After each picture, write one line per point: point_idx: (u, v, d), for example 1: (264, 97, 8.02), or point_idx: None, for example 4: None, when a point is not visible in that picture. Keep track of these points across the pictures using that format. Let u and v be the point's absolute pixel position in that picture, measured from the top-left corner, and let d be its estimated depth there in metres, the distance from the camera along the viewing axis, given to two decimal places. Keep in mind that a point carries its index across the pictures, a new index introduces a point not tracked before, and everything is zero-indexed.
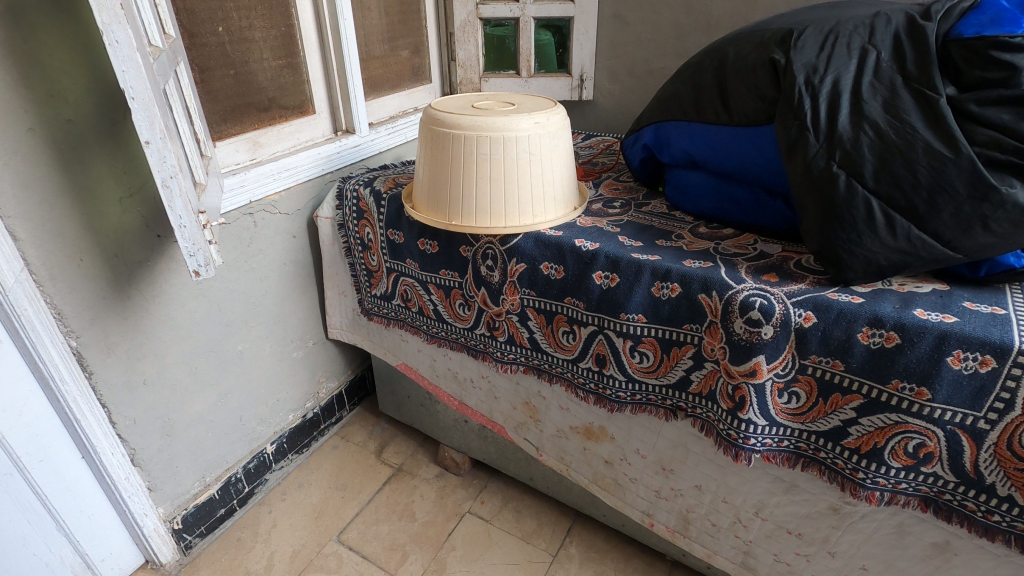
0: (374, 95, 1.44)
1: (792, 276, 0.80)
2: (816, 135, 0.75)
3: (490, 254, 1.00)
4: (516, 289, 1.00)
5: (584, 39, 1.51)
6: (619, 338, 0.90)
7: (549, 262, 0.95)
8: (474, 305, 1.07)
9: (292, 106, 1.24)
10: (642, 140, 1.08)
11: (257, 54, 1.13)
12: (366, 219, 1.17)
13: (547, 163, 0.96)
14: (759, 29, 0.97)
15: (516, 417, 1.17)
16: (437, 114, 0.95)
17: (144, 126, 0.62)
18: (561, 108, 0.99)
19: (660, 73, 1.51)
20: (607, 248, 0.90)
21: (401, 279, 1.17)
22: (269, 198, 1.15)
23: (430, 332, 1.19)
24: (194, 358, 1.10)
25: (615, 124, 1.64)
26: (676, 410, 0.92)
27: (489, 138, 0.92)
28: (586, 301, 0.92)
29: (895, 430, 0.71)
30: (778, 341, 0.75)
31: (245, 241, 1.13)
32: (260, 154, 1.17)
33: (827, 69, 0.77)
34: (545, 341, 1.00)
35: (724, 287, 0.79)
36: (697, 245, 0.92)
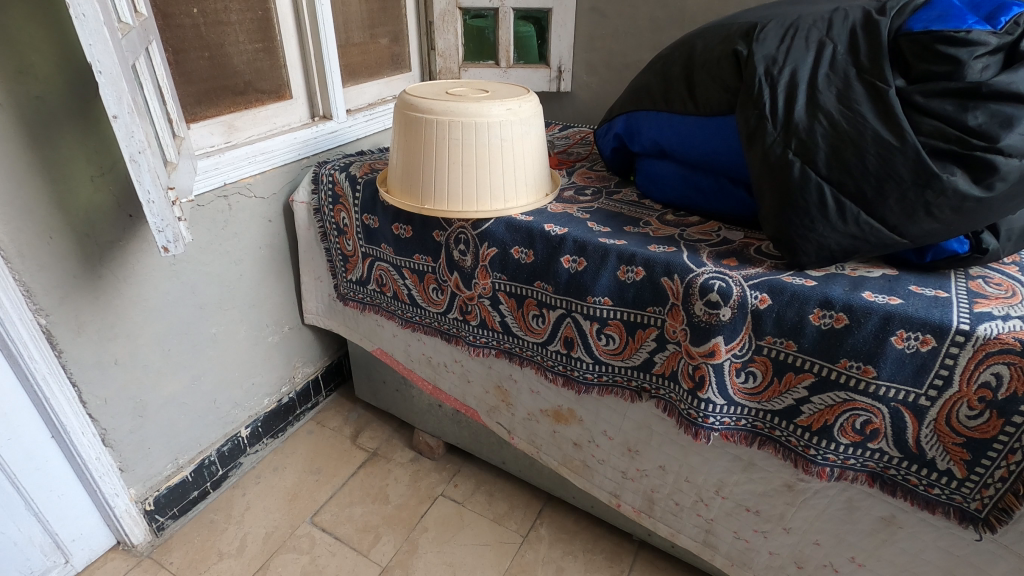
0: (353, 82, 1.44)
1: (750, 261, 0.83)
2: (774, 125, 0.78)
3: (463, 238, 1.02)
4: (487, 273, 1.01)
5: (562, 30, 1.54)
6: (586, 320, 0.93)
7: (519, 246, 0.96)
8: (448, 289, 1.09)
9: (268, 90, 1.24)
10: (613, 130, 1.10)
11: (233, 37, 1.13)
12: (342, 204, 1.18)
13: (518, 150, 0.97)
14: (726, 23, 1.00)
15: (488, 401, 1.19)
16: (411, 100, 0.97)
17: (112, 101, 0.62)
18: (534, 96, 1.00)
19: (636, 66, 1.53)
20: (575, 233, 0.92)
21: (376, 263, 1.18)
22: (244, 181, 1.16)
23: (404, 317, 1.21)
24: (167, 340, 1.10)
25: (592, 116, 1.66)
26: (641, 392, 0.94)
27: (462, 124, 0.93)
28: (555, 284, 0.94)
29: (843, 407, 0.75)
30: (735, 322, 0.78)
31: (218, 224, 1.13)
32: (235, 137, 1.18)
33: (786, 61, 0.80)
34: (516, 324, 1.03)
35: (686, 270, 0.82)
36: (663, 232, 0.94)
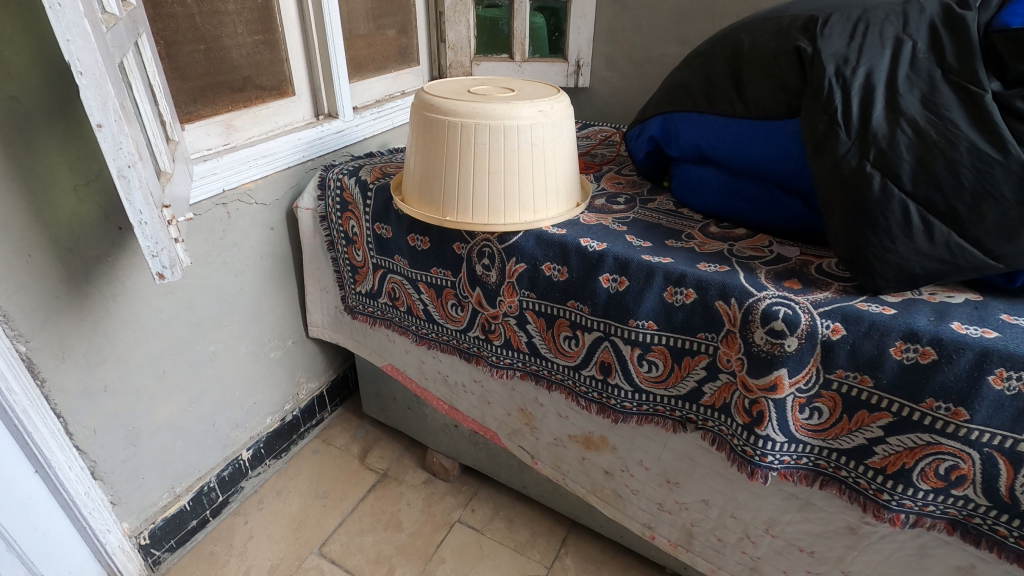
0: (358, 76, 1.34)
1: (815, 283, 0.75)
2: (847, 133, 0.69)
3: (487, 252, 0.93)
4: (514, 290, 0.93)
5: (581, 22, 1.44)
6: (626, 345, 0.84)
7: (552, 262, 0.88)
8: (468, 306, 1.00)
9: (270, 86, 1.14)
10: (648, 132, 1.01)
11: (230, 28, 1.03)
12: (351, 212, 1.09)
13: (550, 155, 0.88)
14: (775, 15, 0.91)
15: (510, 424, 1.11)
16: (430, 100, 0.87)
17: (96, 107, 0.53)
18: (565, 96, 0.91)
19: (660, 61, 1.43)
20: (615, 249, 0.83)
21: (389, 276, 1.09)
22: (244, 187, 1.06)
23: (419, 333, 1.12)
24: (161, 361, 1.01)
25: (611, 114, 1.56)
26: (685, 422, 0.86)
27: (489, 128, 0.84)
28: (592, 305, 0.85)
29: (925, 451, 0.67)
30: (802, 354, 0.70)
31: (217, 233, 1.04)
32: (233, 138, 1.08)
33: (859, 59, 0.71)
34: (545, 346, 0.94)
35: (744, 294, 0.73)
36: (710, 247, 0.86)
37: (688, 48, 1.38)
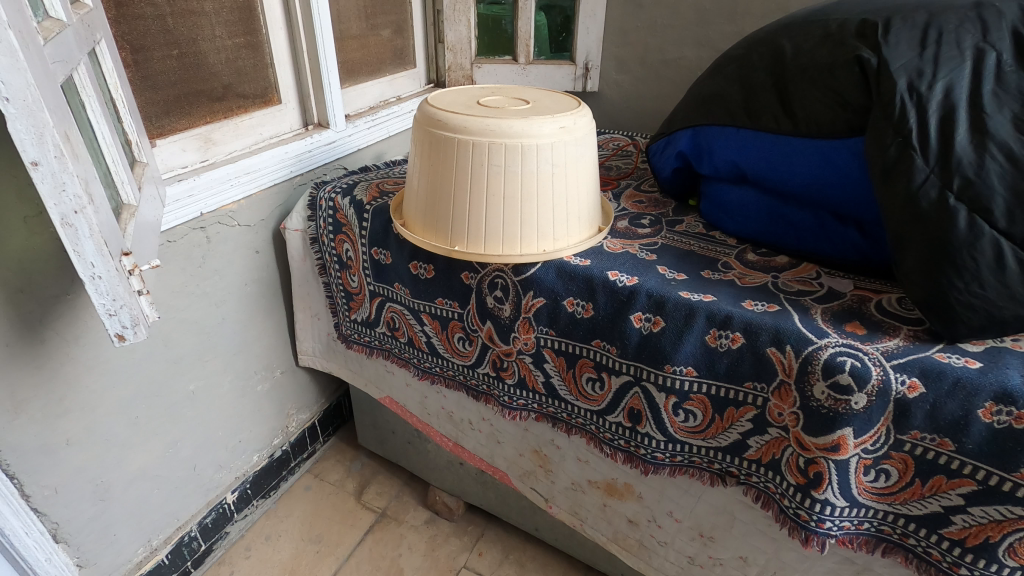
0: (351, 81, 1.23)
1: (880, 327, 0.66)
2: (925, 159, 0.60)
3: (500, 284, 0.83)
4: (531, 327, 0.83)
5: (591, 22, 1.34)
6: (660, 393, 0.75)
7: (575, 297, 0.78)
8: (478, 341, 0.90)
9: (253, 94, 1.03)
10: (675, 147, 0.92)
11: (208, 31, 0.92)
12: (345, 234, 0.98)
13: (571, 177, 0.78)
14: (818, 17, 0.83)
15: (522, 465, 1.01)
16: (436, 115, 0.77)
17: (29, 141, 0.42)
18: (586, 109, 0.81)
19: (676, 64, 1.34)
20: (648, 285, 0.74)
21: (388, 305, 0.99)
22: (225, 209, 0.95)
23: (421, 367, 1.02)
24: (133, 406, 0.90)
25: (621, 121, 1.47)
26: (725, 476, 0.77)
27: (504, 147, 0.74)
28: (621, 346, 0.76)
29: (1016, 525, 0.58)
30: (871, 412, 0.61)
31: (195, 260, 0.93)
32: (213, 153, 0.97)
33: (936, 74, 0.62)
34: (565, 387, 0.85)
35: (802, 342, 0.64)
36: (752, 280, 0.77)
37: (707, 50, 1.29)
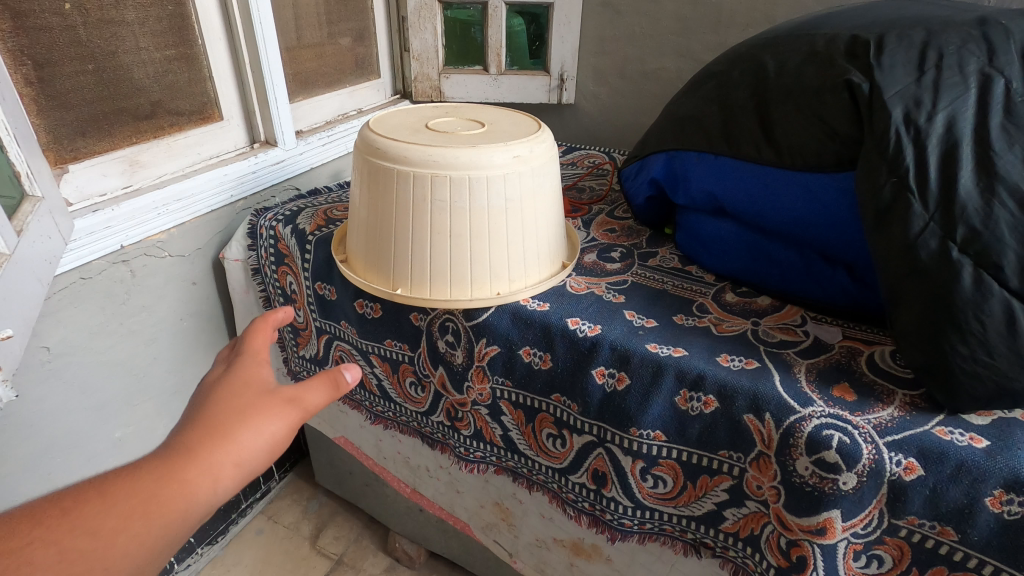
0: (305, 94, 1.14)
1: (871, 390, 0.57)
2: (924, 203, 0.52)
3: (451, 328, 0.75)
4: (485, 377, 0.74)
5: (566, 30, 1.25)
6: (626, 457, 0.66)
7: (532, 347, 0.69)
8: (430, 387, 0.82)
9: (190, 111, 0.94)
10: (649, 173, 0.83)
11: (131, 42, 0.82)
12: (288, 266, 0.89)
13: (529, 210, 0.70)
14: (804, 33, 0.75)
15: (483, 518, 0.92)
16: (376, 142, 0.68)
17: None
18: (546, 134, 0.73)
19: (656, 75, 1.25)
20: (612, 335, 0.65)
21: (335, 344, 0.90)
22: (152, 239, 0.86)
23: (374, 410, 0.93)
24: (45, 461, 0.81)
25: (599, 135, 1.38)
26: (699, 547, 0.69)
27: (450, 180, 0.65)
28: (583, 404, 0.67)
29: None
30: (862, 495, 0.53)
31: (116, 297, 0.84)
32: (138, 178, 0.88)
33: (937, 103, 0.54)
34: (524, 442, 0.76)
35: (783, 409, 0.56)
36: (730, 328, 0.69)
37: (688, 62, 1.21)
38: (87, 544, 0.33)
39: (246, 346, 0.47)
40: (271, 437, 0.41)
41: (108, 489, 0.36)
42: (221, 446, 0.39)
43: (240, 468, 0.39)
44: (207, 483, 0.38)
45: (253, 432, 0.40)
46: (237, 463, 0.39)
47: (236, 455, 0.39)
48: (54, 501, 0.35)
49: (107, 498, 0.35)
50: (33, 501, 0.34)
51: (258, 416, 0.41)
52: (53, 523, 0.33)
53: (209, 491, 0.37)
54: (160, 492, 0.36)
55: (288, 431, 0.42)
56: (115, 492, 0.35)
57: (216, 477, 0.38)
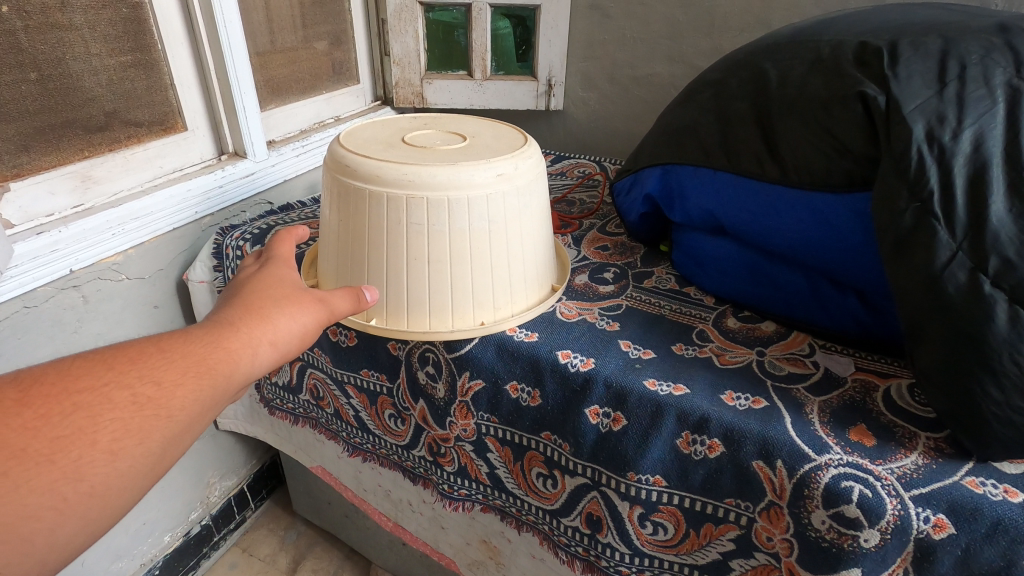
0: (278, 101, 1.07)
1: (891, 433, 0.52)
2: (951, 231, 0.47)
3: (431, 359, 0.69)
4: (469, 412, 0.68)
5: (553, 33, 1.20)
6: (623, 502, 0.61)
7: (519, 382, 0.64)
8: (411, 420, 0.76)
9: (149, 121, 0.87)
10: (643, 188, 0.78)
11: (80, 48, 0.76)
12: None
13: (514, 232, 0.64)
14: (808, 42, 0.71)
15: (470, 555, 0.86)
16: (346, 159, 0.62)
17: None
18: (533, 148, 0.67)
19: (648, 81, 1.20)
20: (606, 371, 0.60)
21: (309, 372, 0.84)
22: (106, 261, 0.79)
23: (352, 442, 0.87)
24: None
25: (589, 142, 1.32)
26: None
27: (427, 202, 0.59)
28: (575, 444, 0.62)
29: None
30: (885, 553, 0.48)
31: (66, 325, 0.77)
32: (91, 195, 0.80)
33: (962, 119, 0.49)
34: (512, 481, 0.70)
35: (796, 457, 0.51)
36: (733, 359, 0.64)
37: (680, 67, 1.15)
38: (150, 390, 0.40)
39: (274, 254, 0.59)
40: (305, 322, 0.52)
41: (167, 344, 0.43)
42: (268, 323, 0.50)
43: (272, 347, 0.49)
44: (244, 354, 0.47)
45: (282, 318, 0.50)
46: (270, 342, 0.49)
47: (271, 336, 0.49)
48: (119, 350, 0.41)
49: (168, 351, 0.43)
50: (101, 350, 0.40)
51: (296, 305, 0.53)
52: (123, 367, 0.40)
53: (249, 358, 0.47)
54: (212, 353, 0.44)
55: (317, 323, 0.54)
56: (175, 347, 0.43)
57: (252, 348, 0.47)
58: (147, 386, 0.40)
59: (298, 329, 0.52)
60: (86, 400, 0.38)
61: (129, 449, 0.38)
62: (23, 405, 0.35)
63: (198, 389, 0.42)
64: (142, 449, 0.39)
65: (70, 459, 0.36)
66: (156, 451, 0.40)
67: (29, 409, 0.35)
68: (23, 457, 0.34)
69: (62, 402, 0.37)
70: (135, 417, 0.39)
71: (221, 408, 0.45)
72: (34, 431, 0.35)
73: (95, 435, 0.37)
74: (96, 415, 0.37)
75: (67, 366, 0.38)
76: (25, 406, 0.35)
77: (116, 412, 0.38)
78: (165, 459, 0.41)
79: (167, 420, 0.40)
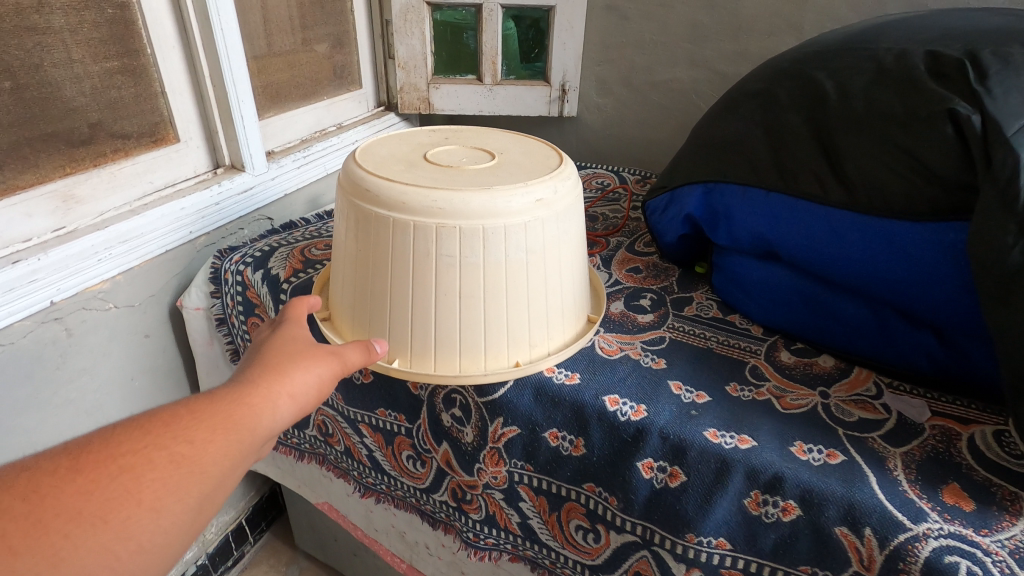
0: (277, 109, 1.00)
1: (990, 494, 0.47)
2: None
3: (458, 401, 0.62)
4: (500, 459, 0.62)
5: (568, 36, 1.12)
6: (679, 564, 0.55)
7: (560, 430, 0.57)
8: (432, 463, 0.69)
9: (139, 132, 0.79)
10: (682, 208, 0.72)
11: (60, 53, 0.68)
12: (258, 317, 0.76)
13: (553, 262, 0.58)
14: (866, 51, 0.65)
15: None
16: (365, 182, 0.55)
17: None
18: (571, 168, 0.60)
19: (666, 87, 1.12)
20: (661, 420, 0.53)
21: (317, 407, 0.77)
22: (92, 289, 0.71)
23: (364, 481, 0.80)
24: None
25: (603, 151, 1.25)
26: None
27: (459, 232, 0.52)
28: (624, 499, 0.55)
29: None
30: None
31: (47, 362, 0.69)
32: (74, 216, 0.72)
33: None
34: (547, 533, 0.64)
35: (889, 525, 0.45)
36: (795, 402, 0.58)
37: (702, 72, 1.08)
38: (183, 450, 0.37)
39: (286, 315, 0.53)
40: (326, 370, 0.47)
41: (192, 405, 0.39)
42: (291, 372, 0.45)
43: (294, 400, 0.44)
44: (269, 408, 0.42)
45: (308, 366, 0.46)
46: (292, 395, 0.44)
47: (294, 387, 0.44)
48: (147, 414, 0.38)
49: (194, 412, 0.39)
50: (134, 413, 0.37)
51: (321, 349, 0.48)
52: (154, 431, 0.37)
53: (276, 411, 0.43)
54: (238, 409, 0.40)
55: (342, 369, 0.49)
56: (201, 407, 0.39)
57: (276, 402, 0.43)
58: (177, 446, 0.37)
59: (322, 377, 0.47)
60: (129, 461, 0.35)
61: (174, 508, 0.35)
62: (74, 470, 0.33)
63: (223, 450, 0.38)
64: (183, 507, 0.36)
65: (120, 518, 0.33)
66: (197, 506, 0.37)
67: (81, 475, 0.33)
68: (77, 519, 0.32)
69: (109, 464, 0.34)
70: (176, 475, 0.36)
71: (249, 468, 0.41)
72: (86, 495, 0.33)
73: (139, 495, 0.34)
74: (139, 474, 0.35)
75: (110, 431, 0.36)
76: (78, 472, 0.33)
77: (154, 471, 0.35)
78: (203, 518, 0.38)
79: (203, 477, 0.37)
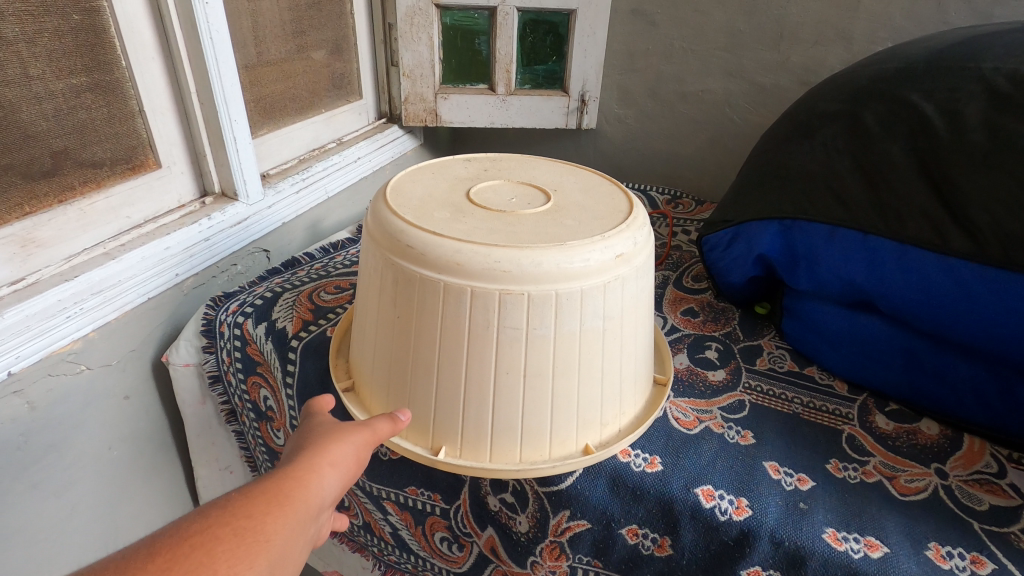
0: (271, 125, 0.88)
1: None
2: None
3: (512, 487, 0.52)
4: (562, 554, 0.52)
5: (590, 42, 1.03)
6: None
7: (642, 527, 0.48)
8: (472, 548, 0.59)
9: (112, 159, 0.67)
10: (753, 247, 0.63)
11: (15, 69, 0.55)
12: (262, 377, 0.65)
13: (629, 327, 0.48)
14: (968, 71, 0.56)
15: None
16: (406, 236, 0.44)
17: None
18: (643, 210, 0.51)
19: (697, 97, 1.04)
20: (771, 520, 0.45)
21: None
22: (60, 352, 0.59)
23: (385, 558, 0.70)
24: None
25: (624, 166, 1.16)
26: None
27: (529, 300, 0.42)
28: None
29: None
30: None
31: (5, 443, 0.57)
32: (36, 263, 0.61)
33: None
34: None
35: None
36: (913, 484, 0.49)
37: (737, 82, 1.00)
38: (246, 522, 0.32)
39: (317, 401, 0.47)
40: (365, 434, 0.40)
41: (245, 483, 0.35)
42: (332, 438, 0.39)
43: (344, 467, 0.38)
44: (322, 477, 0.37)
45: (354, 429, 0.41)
46: (338, 461, 0.38)
47: (338, 453, 0.38)
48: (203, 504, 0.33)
49: (248, 488, 0.34)
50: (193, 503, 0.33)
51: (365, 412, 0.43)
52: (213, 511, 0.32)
53: (331, 477, 0.37)
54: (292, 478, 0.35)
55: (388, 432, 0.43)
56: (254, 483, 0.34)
57: (321, 471, 0.36)
58: (238, 521, 0.32)
59: (364, 438, 0.41)
60: (199, 536, 0.30)
61: None
62: (151, 553, 0.29)
63: (280, 529, 0.33)
64: None
65: None
66: None
67: (159, 555, 0.29)
68: None
69: (181, 544, 0.29)
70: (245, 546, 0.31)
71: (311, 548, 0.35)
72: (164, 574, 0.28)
73: (214, 568, 0.29)
74: (210, 551, 0.30)
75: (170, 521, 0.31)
76: (153, 554, 0.29)
77: (221, 547, 0.30)
78: None
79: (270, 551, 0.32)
